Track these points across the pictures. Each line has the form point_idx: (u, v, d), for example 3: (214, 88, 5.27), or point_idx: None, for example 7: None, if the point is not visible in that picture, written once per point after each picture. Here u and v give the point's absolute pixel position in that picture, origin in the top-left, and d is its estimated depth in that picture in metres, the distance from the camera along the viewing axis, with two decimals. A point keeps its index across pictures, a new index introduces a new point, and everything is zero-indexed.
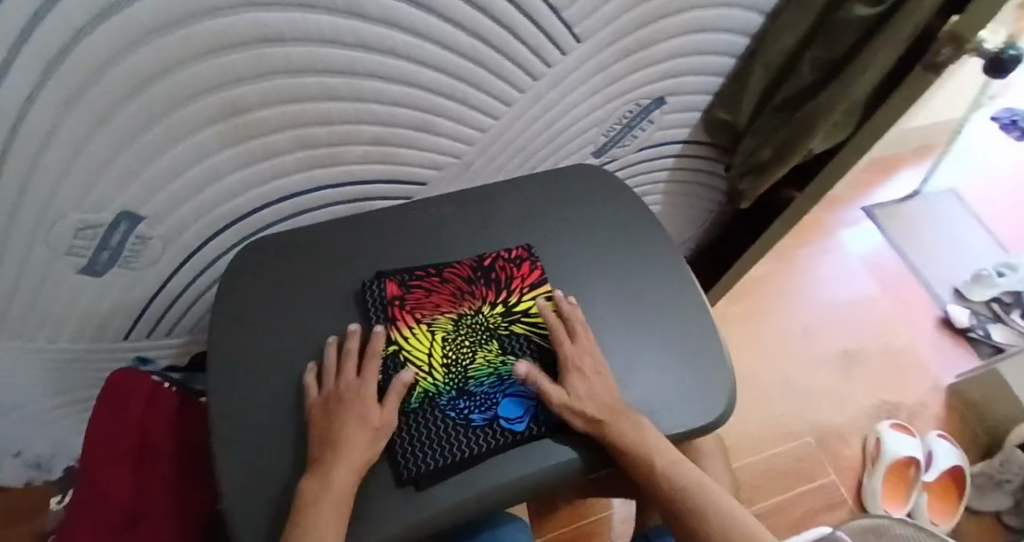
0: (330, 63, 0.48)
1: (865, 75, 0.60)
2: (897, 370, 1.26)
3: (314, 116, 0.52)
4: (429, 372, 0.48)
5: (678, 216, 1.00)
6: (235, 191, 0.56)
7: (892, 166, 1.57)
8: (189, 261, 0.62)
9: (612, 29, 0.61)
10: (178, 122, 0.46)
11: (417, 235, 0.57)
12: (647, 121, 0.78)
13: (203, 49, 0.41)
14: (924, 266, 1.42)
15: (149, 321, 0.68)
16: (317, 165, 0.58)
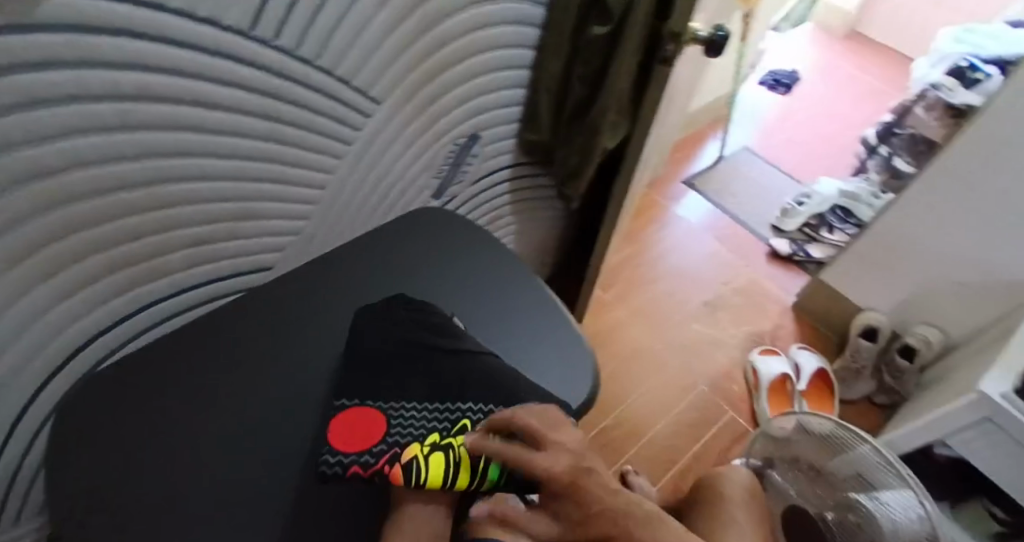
0: (123, 178, 0.48)
1: (621, 79, 0.73)
2: (752, 305, 1.46)
3: (129, 236, 0.52)
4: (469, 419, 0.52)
5: (527, 231, 1.11)
6: (56, 335, 0.52)
7: (696, 141, 1.84)
8: (10, 441, 0.54)
9: (405, 86, 0.67)
10: None
11: None
12: (472, 156, 0.86)
13: None
14: (745, 213, 1.66)
15: None
16: (145, 280, 0.57)
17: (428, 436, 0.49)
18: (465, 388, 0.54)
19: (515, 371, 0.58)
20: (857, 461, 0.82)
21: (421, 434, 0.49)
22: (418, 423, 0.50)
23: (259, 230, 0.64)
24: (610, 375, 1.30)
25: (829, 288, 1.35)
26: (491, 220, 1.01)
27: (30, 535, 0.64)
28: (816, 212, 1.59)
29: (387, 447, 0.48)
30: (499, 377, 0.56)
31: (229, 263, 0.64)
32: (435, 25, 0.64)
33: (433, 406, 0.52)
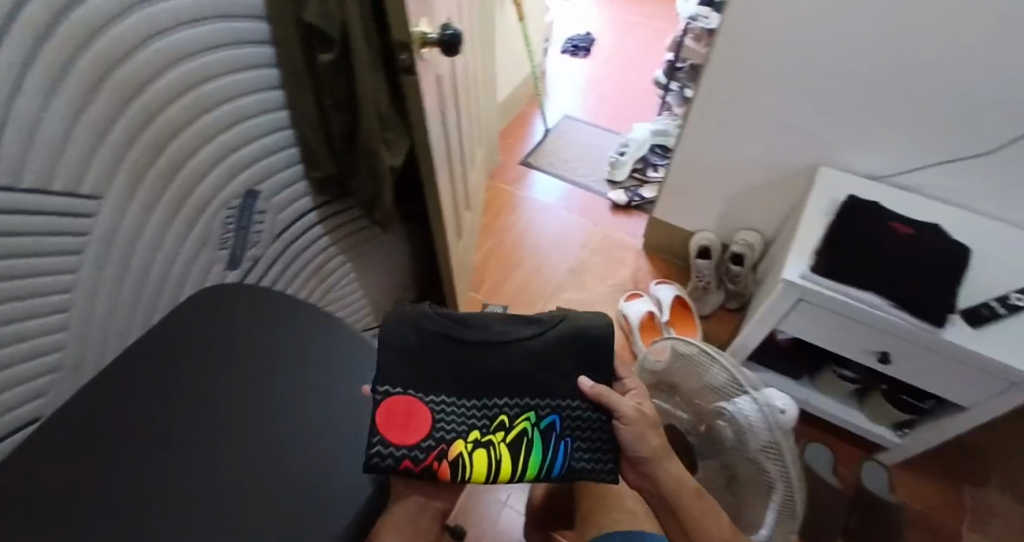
0: None
1: (370, 101, 0.72)
2: (610, 257, 1.55)
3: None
4: (529, 418, 0.67)
5: (365, 264, 1.09)
6: None
7: (521, 121, 1.90)
8: None
9: (128, 173, 0.63)
10: None
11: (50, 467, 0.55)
12: (257, 215, 0.81)
13: None
14: (581, 175, 1.75)
15: None
16: None
17: (468, 432, 0.66)
18: (495, 384, 0.68)
19: (547, 353, 0.68)
20: (715, 381, 0.85)
21: (465, 430, 0.66)
22: (461, 420, 0.66)
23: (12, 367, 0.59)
24: None
25: (665, 223, 1.46)
26: (319, 268, 0.97)
27: None
28: (639, 156, 1.71)
29: (433, 443, 0.65)
30: (532, 370, 0.67)
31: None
32: (138, 104, 0.61)
33: (472, 404, 0.67)
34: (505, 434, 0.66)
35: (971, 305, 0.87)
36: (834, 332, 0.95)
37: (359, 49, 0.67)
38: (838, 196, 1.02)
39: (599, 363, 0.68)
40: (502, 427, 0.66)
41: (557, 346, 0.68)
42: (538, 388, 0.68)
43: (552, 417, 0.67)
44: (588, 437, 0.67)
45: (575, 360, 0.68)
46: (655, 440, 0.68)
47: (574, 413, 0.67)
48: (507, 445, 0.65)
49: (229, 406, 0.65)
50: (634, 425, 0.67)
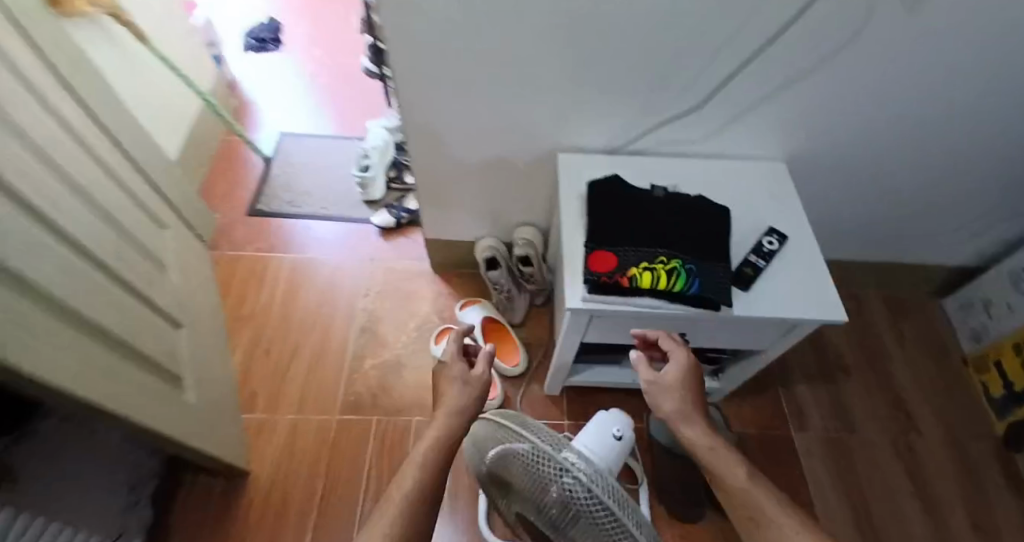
0: None
1: None
2: (396, 292, 1.30)
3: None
4: (676, 258, 0.79)
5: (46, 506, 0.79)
6: None
7: (230, 166, 1.51)
8: None
9: None
10: None
11: None
12: None
13: None
14: (331, 205, 1.45)
15: None
16: None
17: (636, 263, 0.79)
18: (649, 235, 0.82)
19: (689, 215, 0.85)
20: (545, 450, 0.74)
21: (632, 262, 0.79)
22: (630, 255, 0.80)
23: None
24: (309, 499, 1.04)
25: (440, 240, 1.27)
26: None
27: None
28: (386, 164, 1.47)
29: (614, 273, 0.78)
30: (673, 226, 0.83)
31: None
32: None
33: (634, 244, 0.81)
34: (662, 267, 0.78)
35: (734, 266, 0.85)
36: (631, 331, 0.87)
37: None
38: (581, 186, 0.92)
39: (721, 234, 0.84)
40: (660, 263, 0.78)
41: (693, 215, 0.85)
42: (683, 242, 0.81)
43: (694, 266, 0.79)
44: (723, 285, 0.79)
45: (715, 225, 0.84)
46: (684, 402, 0.71)
47: (707, 266, 0.80)
48: (664, 274, 0.77)
49: None
50: (674, 393, 0.72)
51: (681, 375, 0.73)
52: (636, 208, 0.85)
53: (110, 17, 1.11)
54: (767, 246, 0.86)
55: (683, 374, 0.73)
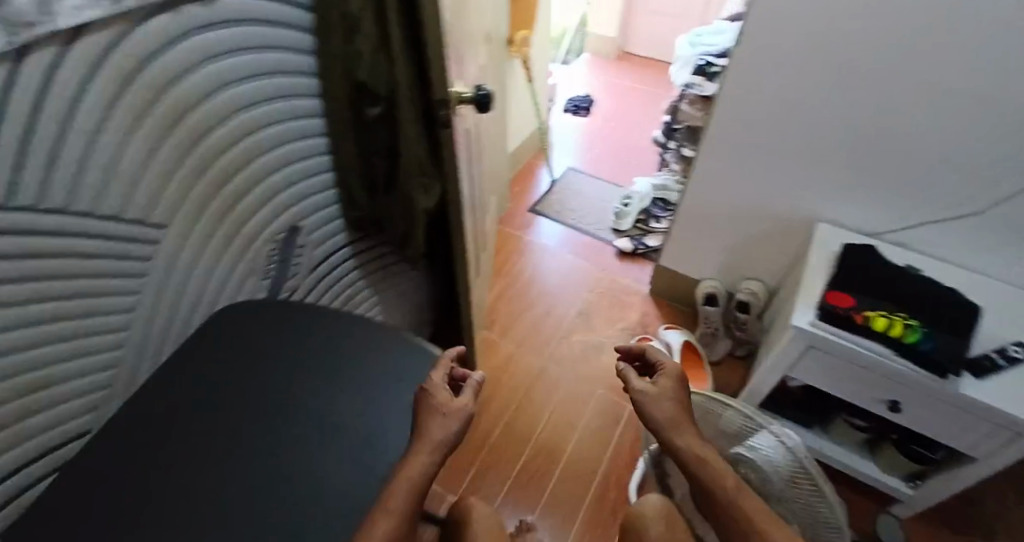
0: None
1: (413, 174, 0.82)
2: (615, 300, 1.58)
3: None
4: (913, 318, 0.91)
5: (395, 301, 1.16)
6: None
7: (528, 173, 2.00)
8: None
9: (190, 203, 0.70)
10: None
11: (139, 456, 0.59)
12: (298, 249, 0.89)
13: None
14: (587, 223, 1.81)
15: None
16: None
17: (872, 310, 0.92)
18: (891, 296, 0.95)
19: (938, 295, 0.95)
20: (729, 424, 0.93)
21: (868, 308, 0.93)
22: (867, 303, 0.93)
23: (43, 405, 0.60)
24: (502, 413, 1.34)
25: (672, 271, 1.51)
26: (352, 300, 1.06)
27: None
28: (643, 207, 1.80)
29: (850, 311, 0.92)
30: (918, 296, 0.94)
31: (7, 458, 0.58)
32: (209, 139, 0.69)
33: (873, 298, 0.94)
34: (897, 319, 0.90)
35: (972, 354, 0.92)
36: (842, 376, 0.98)
37: (405, 111, 0.74)
38: (834, 248, 1.09)
39: (971, 317, 0.91)
40: (895, 316, 0.91)
41: (942, 295, 0.95)
42: (924, 310, 0.92)
43: (930, 330, 0.89)
44: (960, 352, 0.86)
45: (966, 310, 0.92)
46: (676, 410, 0.75)
47: (945, 334, 0.88)
48: (898, 325, 0.89)
49: (271, 394, 0.66)
50: (657, 399, 0.75)
51: (658, 390, 0.76)
52: (884, 273, 0.99)
53: (521, 63, 1.64)
54: (1013, 351, 0.91)
55: (663, 387, 0.76)
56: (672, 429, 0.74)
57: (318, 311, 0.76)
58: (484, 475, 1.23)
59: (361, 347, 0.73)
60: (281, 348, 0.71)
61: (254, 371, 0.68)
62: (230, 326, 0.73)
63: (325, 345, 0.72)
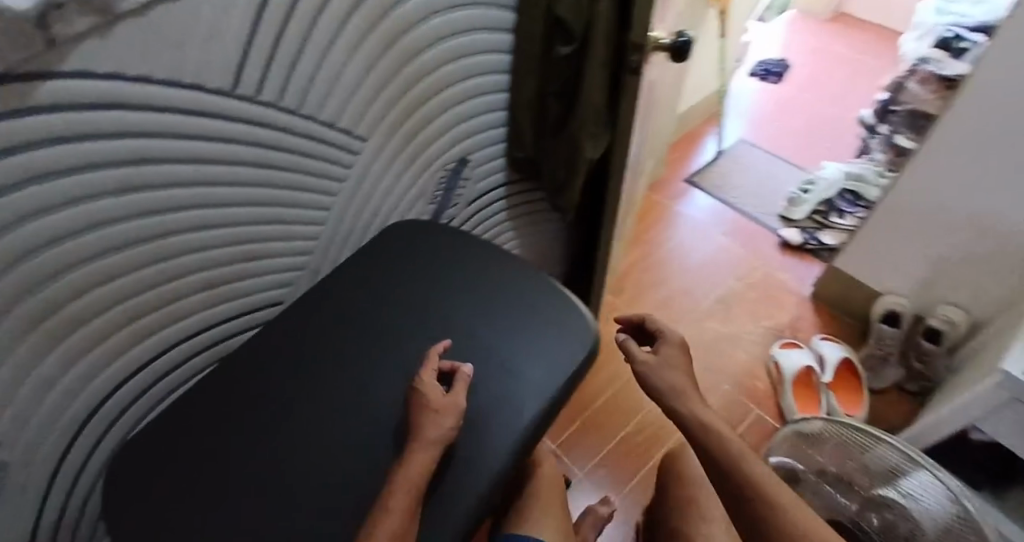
0: (218, 220, 0.62)
1: (587, 121, 0.78)
2: (765, 294, 1.44)
3: (71, 294, 0.52)
4: None
5: (530, 243, 1.13)
6: (109, 367, 0.60)
7: (695, 138, 1.84)
8: (87, 438, 0.63)
9: (395, 117, 0.75)
10: (36, 314, 0.50)
11: (308, 337, 0.67)
12: (462, 180, 0.92)
13: (104, 251, 0.53)
14: (751, 206, 1.63)
15: (55, 508, 0.65)
16: (215, 307, 0.69)
17: None
18: None
19: None
20: (877, 462, 0.81)
21: None
22: None
23: (250, 274, 0.70)
24: (612, 380, 1.32)
25: (847, 276, 1.32)
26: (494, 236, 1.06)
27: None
28: (823, 198, 1.58)
29: None
30: None
31: (221, 309, 0.70)
32: (410, 61, 0.72)
33: None
34: None
35: None
36: None
37: (596, 55, 0.72)
38: None
39: None
40: None
41: None
42: None
43: None
44: None
45: None
46: (678, 376, 0.67)
47: None
48: None
49: (421, 310, 0.70)
50: (655, 365, 0.68)
51: (657, 356, 0.69)
52: None
53: (718, 12, 1.48)
54: None
55: (664, 357, 0.69)
56: (672, 395, 0.66)
57: (471, 242, 0.78)
58: (590, 432, 1.24)
59: (522, 285, 0.74)
60: (434, 270, 0.74)
61: (407, 286, 0.72)
62: (398, 241, 0.78)
63: (475, 276, 0.74)
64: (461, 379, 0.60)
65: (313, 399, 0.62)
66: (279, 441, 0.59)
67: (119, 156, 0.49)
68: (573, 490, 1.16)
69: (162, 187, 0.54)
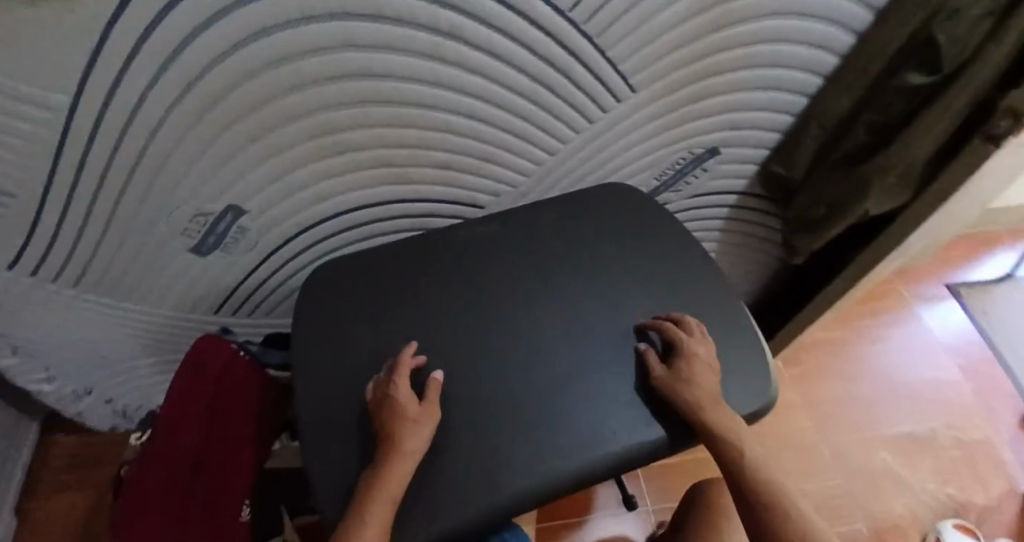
0: (469, 108, 0.64)
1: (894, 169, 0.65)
2: (969, 459, 1.15)
3: (351, 118, 0.62)
4: None
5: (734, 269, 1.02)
6: (345, 189, 0.72)
7: (984, 245, 1.48)
8: (307, 232, 0.78)
9: (667, 83, 0.66)
10: (316, 121, 0.61)
11: (492, 244, 0.67)
12: (700, 169, 0.80)
13: (375, 96, 0.60)
14: (1014, 354, 1.29)
15: (266, 269, 0.82)
16: (435, 182, 0.74)
17: None
18: None
19: None
20: None
21: None
22: None
23: (478, 173, 0.74)
24: None
25: None
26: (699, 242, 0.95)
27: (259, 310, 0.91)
28: None
29: None
30: None
31: (437, 190, 0.76)
32: (723, 30, 0.62)
33: None
34: None
35: None
36: None
37: (954, 102, 0.58)
38: None
39: None
40: None
41: None
42: None
43: None
44: None
45: None
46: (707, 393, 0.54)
47: None
48: None
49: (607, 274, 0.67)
50: (678, 387, 0.54)
51: (678, 367, 0.55)
52: None
53: None
54: None
55: (686, 376, 0.55)
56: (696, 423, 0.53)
57: (687, 232, 0.71)
58: (674, 471, 1.21)
59: (717, 314, 0.64)
60: (636, 241, 0.69)
61: (605, 243, 0.69)
62: (614, 198, 0.74)
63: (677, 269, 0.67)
64: (432, 388, 0.54)
65: (474, 299, 0.63)
66: (427, 317, 0.62)
67: (421, 18, 0.52)
68: (635, 513, 1.15)
69: (453, 64, 0.58)
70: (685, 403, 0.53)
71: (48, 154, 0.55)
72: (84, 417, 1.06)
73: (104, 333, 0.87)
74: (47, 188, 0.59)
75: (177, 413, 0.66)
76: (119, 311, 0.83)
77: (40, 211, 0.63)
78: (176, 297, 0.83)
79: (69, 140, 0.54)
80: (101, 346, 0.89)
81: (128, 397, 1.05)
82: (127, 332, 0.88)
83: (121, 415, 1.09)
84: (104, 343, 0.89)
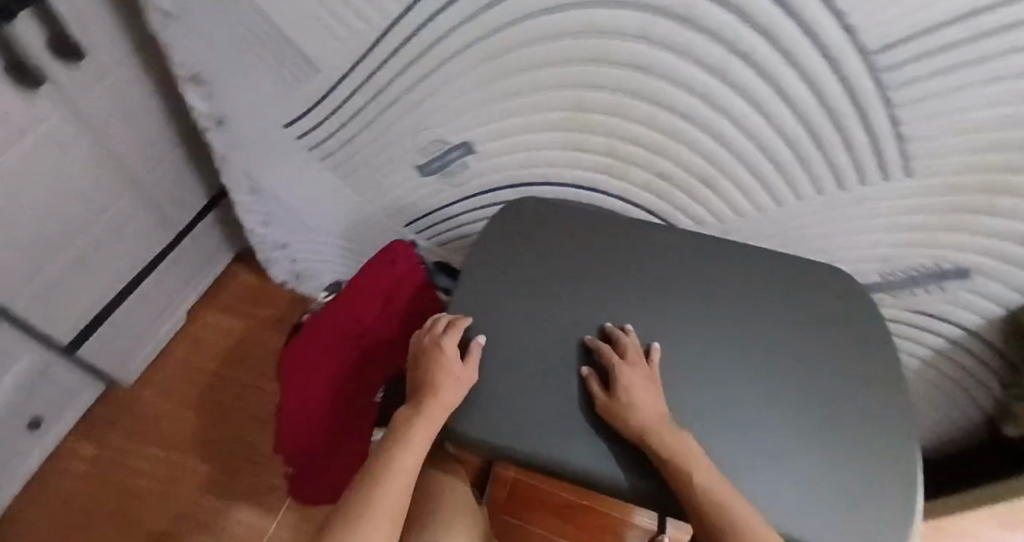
0: (715, 128, 0.61)
1: None
2: None
3: (603, 99, 0.64)
4: None
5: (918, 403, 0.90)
6: (565, 164, 0.76)
7: None
8: (513, 189, 0.83)
9: (951, 182, 0.57)
10: (574, 94, 0.64)
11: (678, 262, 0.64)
12: (937, 286, 0.71)
13: (631, 88, 0.61)
14: None
15: (464, 207, 0.89)
16: (648, 187, 0.74)
17: None
18: None
19: None
20: None
21: None
22: None
23: (694, 194, 0.72)
24: None
25: None
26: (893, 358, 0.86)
27: (440, 240, 0.99)
28: None
29: None
30: None
31: (648, 195, 0.76)
32: None
33: None
34: None
35: None
36: None
37: None
38: None
39: None
40: None
41: None
42: None
43: None
44: None
45: None
46: (651, 409, 0.50)
47: None
48: None
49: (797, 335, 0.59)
50: (617, 406, 0.51)
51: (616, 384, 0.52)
52: None
53: None
54: None
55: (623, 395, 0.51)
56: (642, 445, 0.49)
57: None
58: None
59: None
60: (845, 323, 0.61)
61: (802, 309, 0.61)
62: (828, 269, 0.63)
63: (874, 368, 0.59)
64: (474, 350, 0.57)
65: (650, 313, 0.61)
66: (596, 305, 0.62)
67: (713, 27, 0.50)
68: None
69: (726, 83, 0.56)
70: (623, 426, 0.50)
71: (365, 44, 0.66)
72: (270, 264, 1.26)
73: (318, 204, 1.01)
74: (348, 71, 0.72)
75: (359, 291, 0.75)
76: (339, 193, 0.97)
77: (333, 87, 0.76)
78: (385, 200, 0.94)
79: (384, 38, 0.64)
80: (313, 214, 1.04)
81: (307, 263, 1.22)
82: (335, 212, 1.02)
83: (296, 276, 1.27)
84: (316, 213, 1.04)
